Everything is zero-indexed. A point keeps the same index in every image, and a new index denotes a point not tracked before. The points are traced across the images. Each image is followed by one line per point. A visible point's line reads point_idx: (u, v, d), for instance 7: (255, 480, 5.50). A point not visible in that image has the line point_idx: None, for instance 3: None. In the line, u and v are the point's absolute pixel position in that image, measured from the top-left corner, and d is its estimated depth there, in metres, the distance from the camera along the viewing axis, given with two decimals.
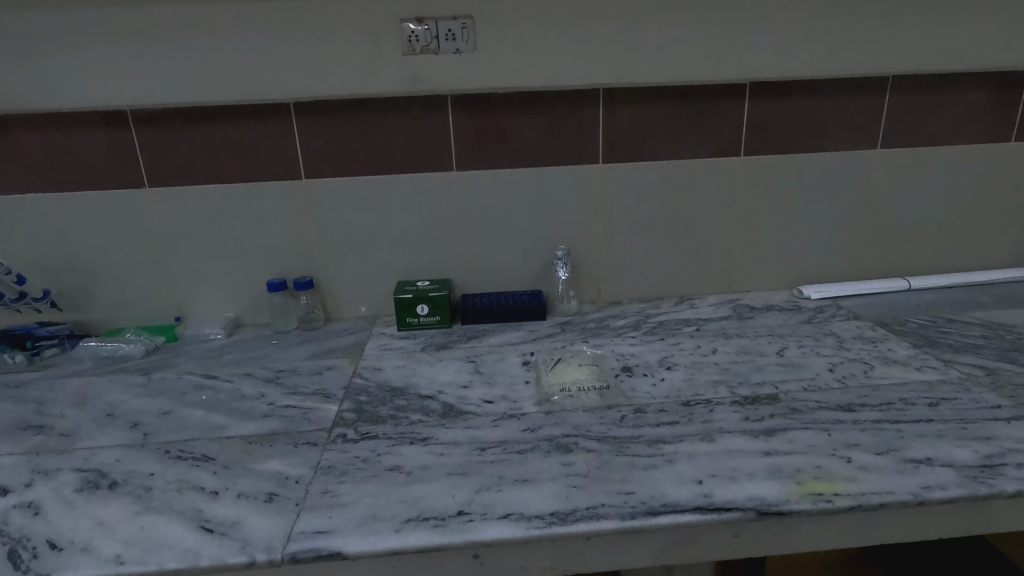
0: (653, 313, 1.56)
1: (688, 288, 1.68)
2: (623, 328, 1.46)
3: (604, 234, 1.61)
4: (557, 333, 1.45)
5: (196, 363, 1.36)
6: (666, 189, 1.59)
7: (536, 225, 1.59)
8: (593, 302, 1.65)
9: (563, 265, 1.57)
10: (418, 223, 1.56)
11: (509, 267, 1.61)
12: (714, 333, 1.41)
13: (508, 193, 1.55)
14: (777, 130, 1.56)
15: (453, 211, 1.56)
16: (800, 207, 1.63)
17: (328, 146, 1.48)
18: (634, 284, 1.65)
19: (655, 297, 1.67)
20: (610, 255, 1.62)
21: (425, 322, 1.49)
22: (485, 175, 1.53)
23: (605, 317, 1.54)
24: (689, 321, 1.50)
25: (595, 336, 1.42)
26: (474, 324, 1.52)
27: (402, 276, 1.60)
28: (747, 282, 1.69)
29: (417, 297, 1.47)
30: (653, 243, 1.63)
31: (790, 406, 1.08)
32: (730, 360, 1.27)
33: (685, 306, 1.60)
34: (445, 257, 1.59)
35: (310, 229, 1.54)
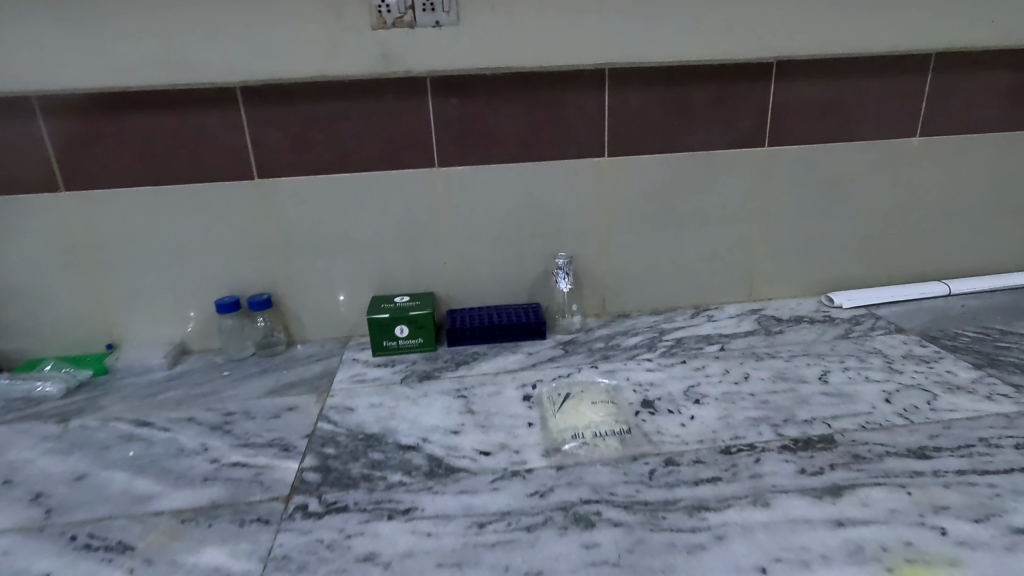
0: (668, 329, 1.36)
1: (704, 297, 1.48)
2: (636, 349, 1.26)
3: (609, 239, 1.40)
4: (561, 357, 1.24)
5: (127, 406, 1.12)
6: (680, 186, 1.38)
7: (532, 229, 1.37)
8: (598, 316, 1.45)
9: (564, 275, 1.35)
10: (395, 229, 1.33)
11: (502, 278, 1.40)
12: (742, 354, 1.22)
13: (499, 193, 1.34)
14: (806, 117, 1.36)
15: (435, 214, 1.33)
16: (830, 204, 1.44)
17: (284, 140, 1.25)
18: (643, 294, 1.45)
19: (667, 309, 1.47)
20: (617, 262, 1.42)
21: (404, 345, 1.27)
22: (473, 172, 1.31)
23: (614, 335, 1.34)
24: (711, 339, 1.30)
25: (605, 360, 1.22)
26: (462, 346, 1.30)
27: (377, 290, 1.37)
28: (770, 290, 1.50)
29: (395, 316, 1.25)
30: (665, 247, 1.43)
31: (853, 453, 0.89)
32: (768, 390, 1.07)
33: (703, 319, 1.41)
34: (427, 268, 1.37)
35: (267, 238, 1.30)
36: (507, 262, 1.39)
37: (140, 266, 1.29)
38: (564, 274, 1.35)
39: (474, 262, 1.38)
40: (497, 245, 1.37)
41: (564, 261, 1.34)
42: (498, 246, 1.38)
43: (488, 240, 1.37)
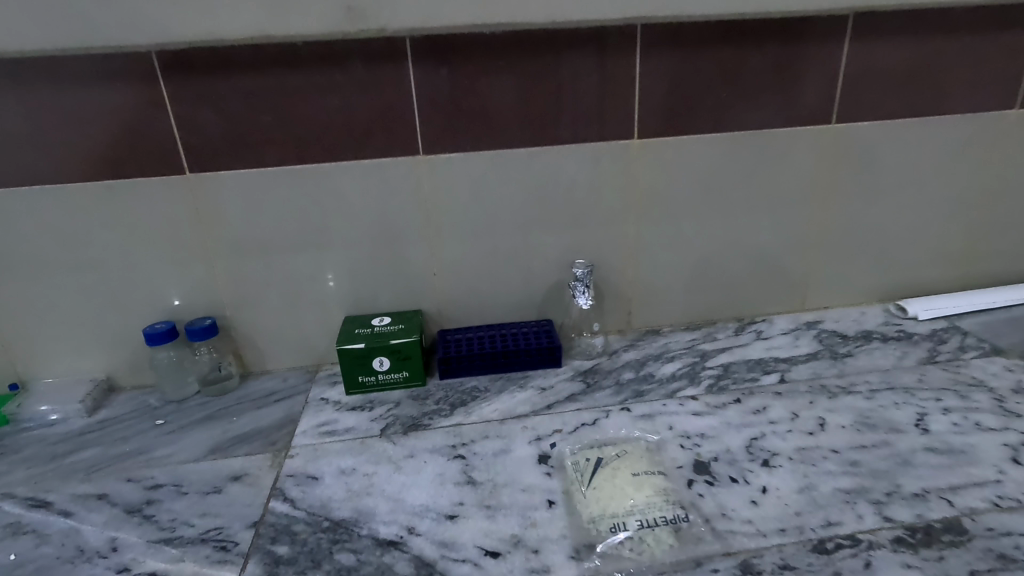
0: (710, 352, 1.11)
1: (749, 308, 1.23)
2: (676, 383, 1.01)
3: (637, 241, 1.14)
4: (582, 395, 0.99)
5: (24, 476, 0.87)
6: (725, 175, 1.12)
7: (543, 231, 1.11)
8: (621, 333, 1.19)
9: (582, 289, 1.09)
10: (372, 234, 1.07)
11: (505, 290, 1.14)
12: (809, 388, 0.98)
13: (501, 187, 1.07)
14: (882, 87, 1.09)
15: (421, 215, 1.07)
16: (903, 193, 1.18)
17: (224, 123, 0.96)
18: (676, 306, 1.20)
19: (705, 323, 1.22)
20: (646, 268, 1.16)
21: (385, 381, 1.02)
22: (468, 161, 1.04)
23: (644, 361, 1.09)
24: (765, 365, 1.06)
25: (638, 400, 0.97)
26: (458, 380, 1.05)
27: (351, 309, 1.11)
28: (826, 297, 1.25)
29: (373, 346, 0.99)
30: (704, 250, 1.17)
31: (995, 552, 0.66)
32: (855, 445, 0.83)
33: (751, 337, 1.16)
34: (413, 280, 1.11)
35: (208, 248, 1.03)
36: (511, 271, 1.13)
37: (46, 287, 1.01)
38: (585, 288, 1.08)
39: (470, 272, 1.12)
40: (499, 251, 1.11)
41: (585, 269, 1.07)
42: (500, 253, 1.11)
43: (489, 246, 1.10)
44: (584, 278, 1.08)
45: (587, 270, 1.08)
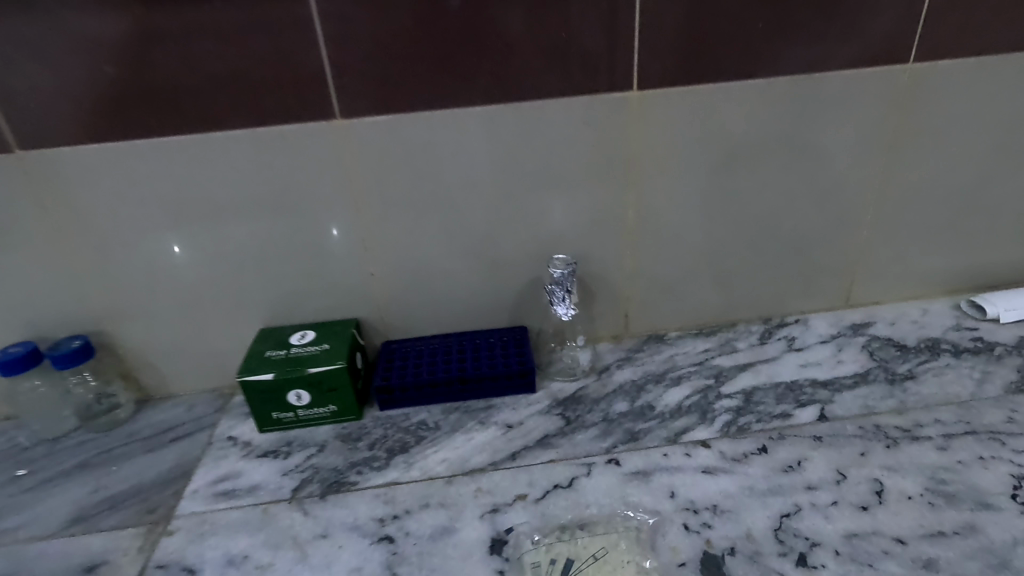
0: (728, 370, 0.87)
1: (780, 305, 0.97)
2: (681, 420, 0.78)
3: (637, 227, 0.87)
4: (557, 437, 0.76)
5: None
6: (756, 139, 0.83)
7: (512, 217, 0.84)
8: (615, 341, 0.95)
9: (561, 295, 0.83)
10: (286, 225, 0.81)
11: (466, 291, 0.89)
12: (860, 431, 0.73)
13: (454, 160, 0.80)
14: (982, 9, 0.78)
15: (349, 200, 0.81)
16: (995, 156, 0.89)
17: (60, 80, 0.70)
18: (686, 307, 0.94)
19: (722, 325, 0.96)
20: (648, 261, 0.90)
21: (306, 417, 0.80)
22: (406, 127, 0.77)
23: (642, 385, 0.85)
24: (800, 391, 0.81)
25: (630, 447, 0.74)
26: (402, 412, 0.83)
27: (267, 319, 0.87)
28: (880, 291, 0.98)
29: (285, 377, 0.76)
30: (725, 236, 0.90)
31: None
32: (928, 533, 0.60)
33: (781, 347, 0.91)
34: (344, 282, 0.86)
35: (69, 249, 0.79)
36: (473, 268, 0.87)
37: None
38: (561, 297, 0.83)
39: (419, 271, 0.86)
40: (454, 244, 0.85)
41: (563, 273, 0.81)
42: (456, 246, 0.85)
43: (441, 237, 0.85)
44: (561, 283, 0.82)
45: (566, 273, 0.81)
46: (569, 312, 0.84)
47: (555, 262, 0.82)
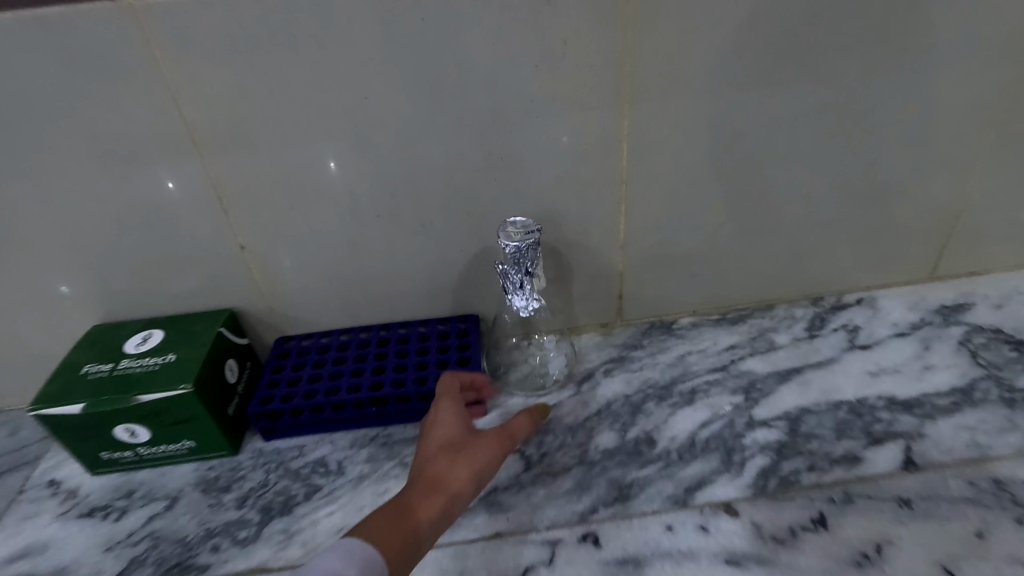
0: (763, 380, 0.60)
1: (837, 280, 0.69)
2: (694, 466, 0.53)
3: (636, 173, 0.58)
4: (509, 494, 0.52)
5: None
6: (825, 32, 0.53)
7: (446, 162, 0.56)
8: (603, 331, 0.68)
9: (516, 281, 0.55)
10: (98, 179, 0.54)
11: (387, 269, 0.62)
12: (971, 491, 0.48)
13: (343, 71, 0.50)
14: None
15: (189, 139, 0.52)
16: None
17: None
18: (703, 285, 0.67)
19: (754, 308, 0.69)
20: (652, 223, 0.62)
21: (152, 456, 0.56)
22: (259, 17, 0.47)
23: (638, 404, 0.59)
24: (872, 417, 0.55)
25: (616, 515, 0.49)
26: (295, 445, 0.58)
27: (104, 313, 0.61)
28: (982, 259, 0.69)
29: (102, 409, 0.51)
30: (767, 185, 0.61)
31: None
32: None
33: (841, 343, 0.64)
34: (206, 260, 0.59)
35: None
36: (394, 237, 0.60)
37: None
38: (518, 286, 0.56)
39: (315, 243, 0.59)
40: (362, 203, 0.57)
41: (521, 246, 0.53)
42: (364, 205, 0.57)
43: (341, 193, 0.57)
44: (518, 264, 0.54)
45: (526, 247, 0.53)
46: (529, 306, 0.58)
47: (509, 230, 0.53)
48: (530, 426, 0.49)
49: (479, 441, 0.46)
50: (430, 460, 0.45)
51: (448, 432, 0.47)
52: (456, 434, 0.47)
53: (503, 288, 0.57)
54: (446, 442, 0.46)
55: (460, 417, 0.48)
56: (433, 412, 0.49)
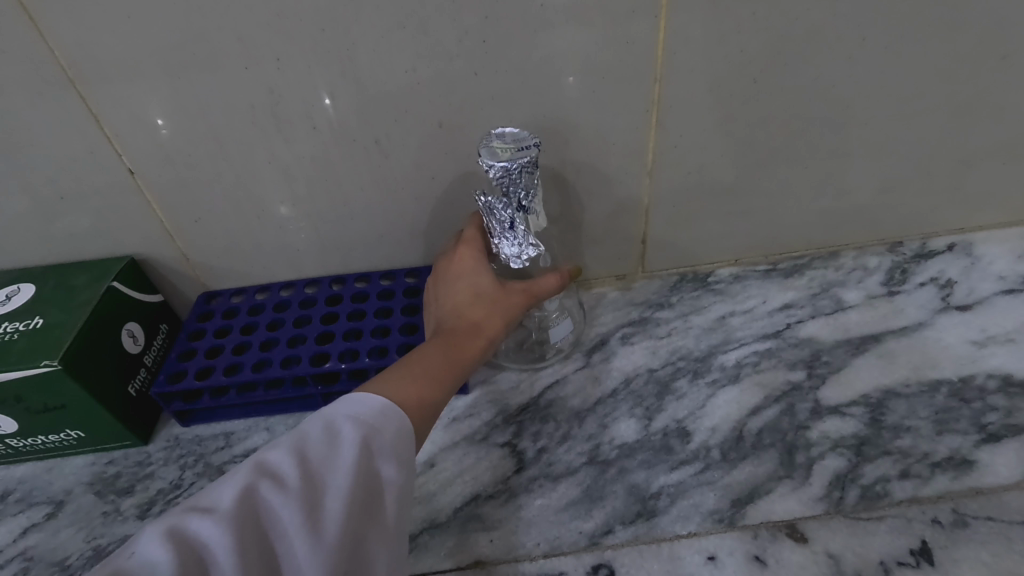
0: (831, 351, 0.46)
1: (925, 220, 0.53)
2: (743, 470, 0.39)
3: (675, 68, 0.41)
4: (495, 504, 0.39)
5: None
6: None
7: (401, 49, 0.39)
8: (620, 286, 0.53)
9: (506, 219, 0.40)
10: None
11: (334, 204, 0.46)
12: None
13: None
14: None
15: (56, 65, 0.38)
16: None
17: None
18: (751, 227, 0.51)
19: (814, 256, 0.54)
20: (690, 145, 0.45)
21: (31, 448, 0.43)
22: None
23: (666, 382, 0.45)
24: (983, 405, 0.41)
25: (639, 538, 0.36)
26: (220, 433, 0.45)
27: None
28: None
29: None
30: (854, 86, 0.44)
31: None
32: None
33: (931, 302, 0.49)
34: (86, 191, 0.44)
35: None
36: (338, 158, 0.44)
37: None
38: (507, 226, 0.41)
39: (232, 169, 0.44)
40: (288, 108, 0.41)
41: (511, 169, 0.37)
42: (292, 112, 0.41)
43: (258, 95, 0.40)
44: (508, 195, 0.39)
45: (519, 170, 0.37)
46: (523, 256, 0.42)
47: (495, 146, 0.38)
48: (558, 288, 0.42)
49: (509, 295, 0.41)
50: (458, 309, 0.41)
51: (475, 282, 0.42)
52: (484, 284, 0.41)
53: (488, 230, 0.42)
54: (474, 292, 0.41)
55: (487, 267, 0.42)
56: (453, 256, 0.43)
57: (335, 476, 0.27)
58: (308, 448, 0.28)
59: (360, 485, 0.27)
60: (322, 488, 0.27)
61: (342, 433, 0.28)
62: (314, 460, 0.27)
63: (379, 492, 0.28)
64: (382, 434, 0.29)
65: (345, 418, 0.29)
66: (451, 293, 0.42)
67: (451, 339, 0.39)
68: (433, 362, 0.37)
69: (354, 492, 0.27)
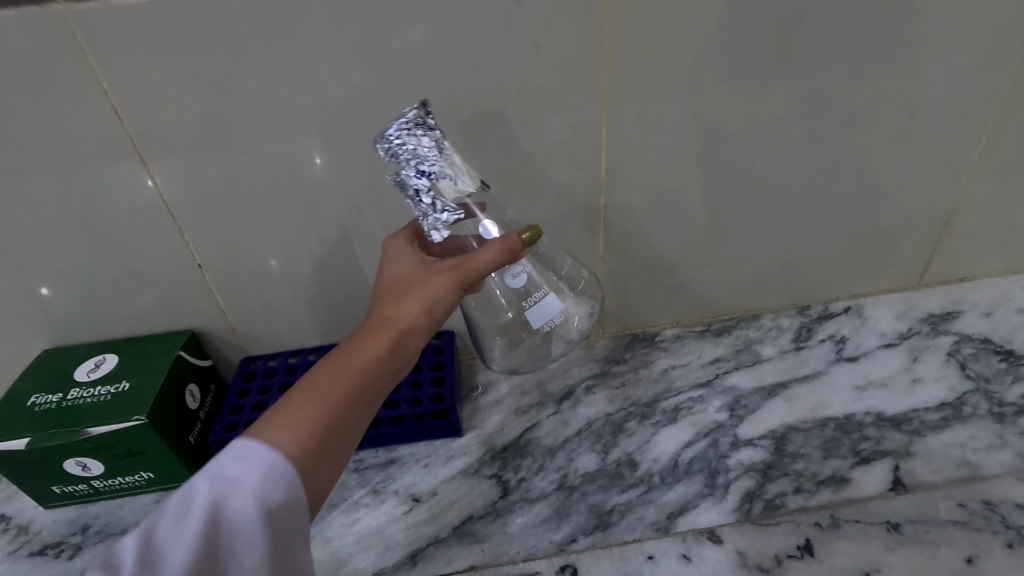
0: (749, 396, 0.58)
1: (826, 289, 0.66)
2: (677, 490, 0.50)
3: (616, 184, 0.55)
4: (485, 523, 0.50)
5: None
6: (816, 30, 0.48)
7: None
8: (585, 345, 0.66)
9: (408, 189, 0.39)
10: (31, 202, 0.50)
11: (355, 285, 0.59)
12: (961, 513, 0.47)
13: (292, 86, 0.46)
14: None
15: (158, 199, 0.51)
16: None
17: None
18: (687, 298, 0.65)
19: (740, 319, 0.67)
20: (632, 238, 0.59)
21: (108, 488, 0.53)
22: (199, 19, 0.43)
23: (619, 424, 0.57)
24: (860, 435, 0.53)
25: (596, 545, 0.47)
26: None
27: (61, 340, 0.58)
28: (976, 267, 0.66)
29: (49, 444, 0.48)
30: (754, 194, 0.58)
31: None
32: None
33: (827, 355, 0.62)
34: (161, 280, 0.56)
35: None
36: (360, 251, 0.56)
37: None
38: (415, 195, 0.39)
39: (277, 261, 0.56)
40: (323, 216, 0.54)
41: (393, 135, 0.38)
42: (326, 220, 0.54)
43: (301, 208, 0.53)
44: (402, 161, 0.38)
45: (400, 133, 0.38)
46: (444, 225, 0.40)
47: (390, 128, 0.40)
48: (497, 261, 0.39)
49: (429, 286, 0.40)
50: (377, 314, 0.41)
51: (399, 283, 0.42)
52: (404, 286, 0.41)
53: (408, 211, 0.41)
54: (395, 293, 0.41)
55: (412, 267, 0.42)
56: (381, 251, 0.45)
57: (177, 551, 0.28)
58: (155, 526, 0.29)
59: (206, 552, 0.29)
60: (163, 565, 0.28)
61: (196, 495, 0.30)
62: (159, 538, 0.29)
63: (235, 550, 0.30)
64: (238, 491, 0.30)
65: (204, 475, 0.30)
66: (380, 291, 0.43)
67: (360, 345, 0.38)
68: (333, 373, 0.36)
69: (197, 562, 0.29)
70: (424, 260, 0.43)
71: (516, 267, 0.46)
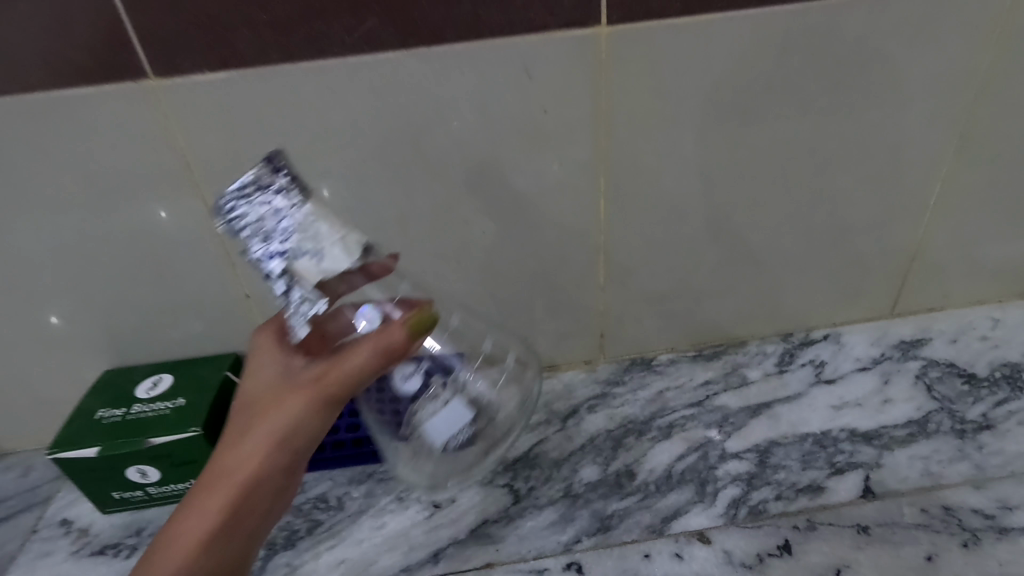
0: (736, 415, 0.65)
1: (808, 317, 0.73)
2: (670, 498, 0.56)
3: (615, 224, 0.63)
4: (499, 526, 0.56)
5: None
6: (785, 95, 0.57)
7: (436, 216, 0.60)
8: (587, 368, 0.72)
9: (263, 268, 0.40)
10: (111, 239, 0.57)
11: None
12: (923, 517, 0.53)
13: (338, 143, 0.55)
14: None
15: (218, 238, 0.59)
16: None
17: None
18: (680, 325, 0.71)
19: (729, 344, 0.73)
20: (629, 271, 0.66)
21: (161, 494, 0.59)
22: (265, 89, 0.51)
23: (619, 439, 0.63)
24: (835, 449, 0.59)
25: (598, 545, 0.53)
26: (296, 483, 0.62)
27: (121, 360, 0.65)
28: (943, 299, 0.73)
29: (116, 452, 0.55)
30: (737, 233, 0.65)
31: None
32: None
33: (807, 378, 0.68)
34: (214, 308, 0.63)
35: None
36: None
37: None
38: (268, 274, 0.40)
39: None
40: None
41: (239, 210, 0.39)
42: None
43: None
44: (251, 239, 0.39)
45: (246, 208, 0.38)
46: (306, 310, 0.41)
47: None
48: (359, 372, 0.40)
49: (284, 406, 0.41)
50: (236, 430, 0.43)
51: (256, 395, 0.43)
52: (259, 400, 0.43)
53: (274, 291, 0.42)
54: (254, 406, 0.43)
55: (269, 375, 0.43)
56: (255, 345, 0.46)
57: None
58: None
59: None
60: None
61: None
62: None
63: None
64: None
65: None
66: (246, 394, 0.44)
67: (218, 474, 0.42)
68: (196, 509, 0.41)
69: None
70: (286, 364, 0.43)
71: (407, 370, 0.46)
